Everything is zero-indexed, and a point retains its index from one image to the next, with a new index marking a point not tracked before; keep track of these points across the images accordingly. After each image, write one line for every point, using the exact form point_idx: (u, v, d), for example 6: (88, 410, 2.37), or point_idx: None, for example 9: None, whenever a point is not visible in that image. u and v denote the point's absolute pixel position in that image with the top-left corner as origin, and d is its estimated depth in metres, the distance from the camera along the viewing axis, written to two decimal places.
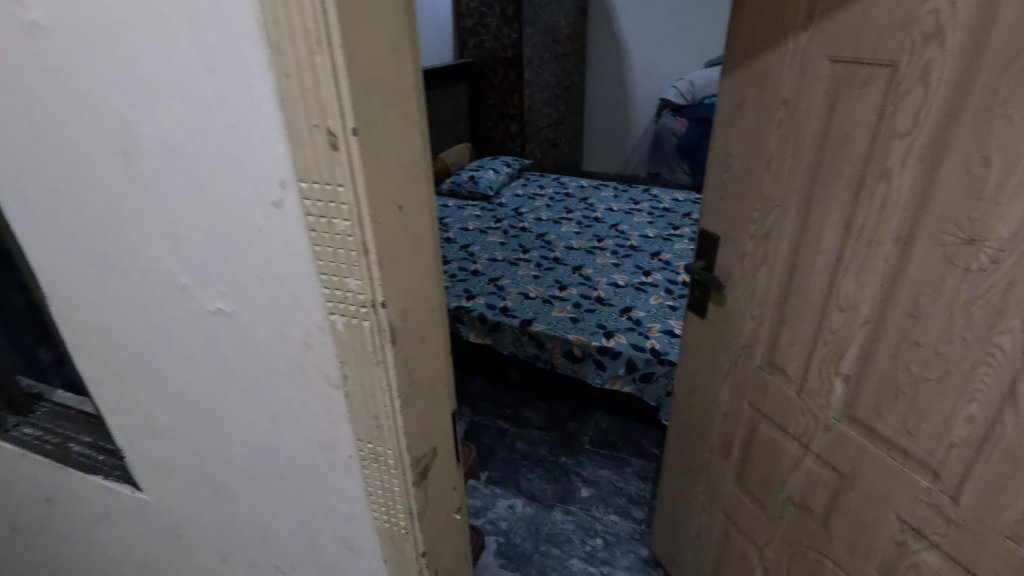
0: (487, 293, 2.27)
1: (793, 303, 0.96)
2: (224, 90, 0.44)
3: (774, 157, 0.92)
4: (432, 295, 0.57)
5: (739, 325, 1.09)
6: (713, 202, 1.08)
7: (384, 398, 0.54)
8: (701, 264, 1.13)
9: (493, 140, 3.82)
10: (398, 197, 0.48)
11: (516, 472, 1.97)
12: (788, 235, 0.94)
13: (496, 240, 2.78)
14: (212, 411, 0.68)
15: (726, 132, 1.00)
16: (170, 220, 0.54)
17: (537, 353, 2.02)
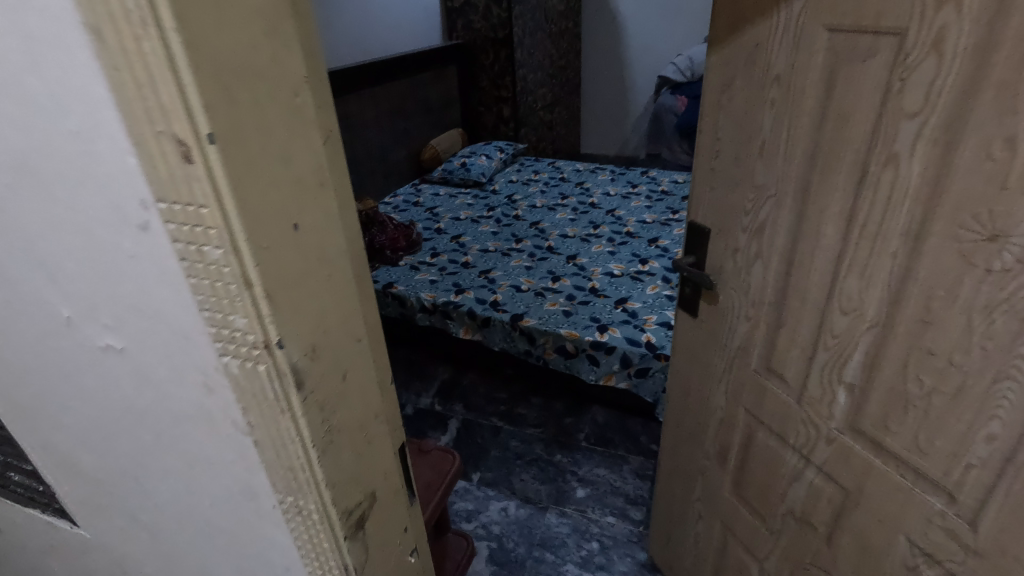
0: (478, 286, 2.18)
1: (790, 303, 0.87)
2: (55, 89, 0.35)
3: (767, 142, 0.82)
4: (355, 323, 0.48)
5: (733, 326, 1.00)
6: (702, 191, 0.98)
7: (297, 448, 0.46)
8: (692, 259, 1.04)
9: (486, 125, 3.70)
10: (291, 212, 0.39)
11: (510, 473, 1.90)
12: (784, 228, 0.84)
13: (488, 230, 2.68)
14: (128, 454, 0.60)
15: (714, 114, 0.90)
16: (37, 245, 0.45)
17: (528, 348, 1.94)
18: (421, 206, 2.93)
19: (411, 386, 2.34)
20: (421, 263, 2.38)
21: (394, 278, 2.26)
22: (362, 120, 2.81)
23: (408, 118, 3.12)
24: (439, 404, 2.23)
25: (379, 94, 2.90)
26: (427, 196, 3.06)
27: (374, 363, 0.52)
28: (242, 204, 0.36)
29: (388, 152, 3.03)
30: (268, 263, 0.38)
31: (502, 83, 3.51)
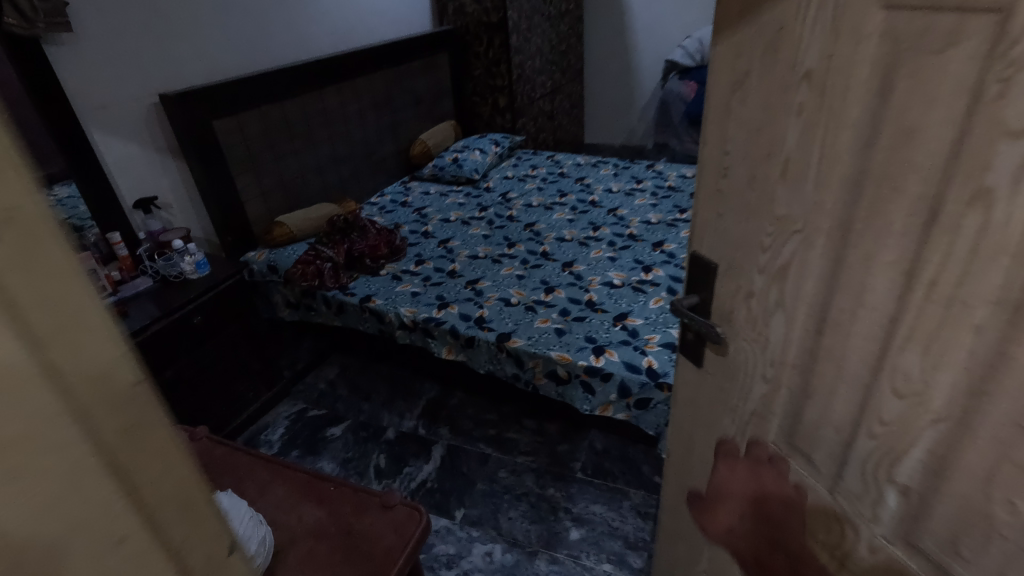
0: (463, 299, 1.98)
1: (823, 371, 0.66)
2: None
3: (795, 161, 0.61)
4: (99, 492, 0.32)
5: (747, 386, 0.79)
6: (707, 217, 0.77)
7: None
8: (694, 299, 0.83)
9: (482, 116, 3.48)
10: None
11: (496, 510, 1.72)
12: (815, 275, 0.63)
13: (480, 233, 2.48)
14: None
15: (721, 121, 0.69)
16: None
17: (516, 372, 1.75)
18: (409, 207, 2.73)
19: (394, 407, 2.16)
20: (404, 272, 2.19)
21: (373, 291, 2.07)
22: (343, 115, 2.60)
23: (395, 111, 2.91)
24: (423, 428, 2.05)
25: (362, 87, 2.68)
26: (416, 195, 2.86)
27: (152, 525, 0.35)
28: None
29: (374, 148, 2.83)
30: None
31: (497, 71, 3.28)
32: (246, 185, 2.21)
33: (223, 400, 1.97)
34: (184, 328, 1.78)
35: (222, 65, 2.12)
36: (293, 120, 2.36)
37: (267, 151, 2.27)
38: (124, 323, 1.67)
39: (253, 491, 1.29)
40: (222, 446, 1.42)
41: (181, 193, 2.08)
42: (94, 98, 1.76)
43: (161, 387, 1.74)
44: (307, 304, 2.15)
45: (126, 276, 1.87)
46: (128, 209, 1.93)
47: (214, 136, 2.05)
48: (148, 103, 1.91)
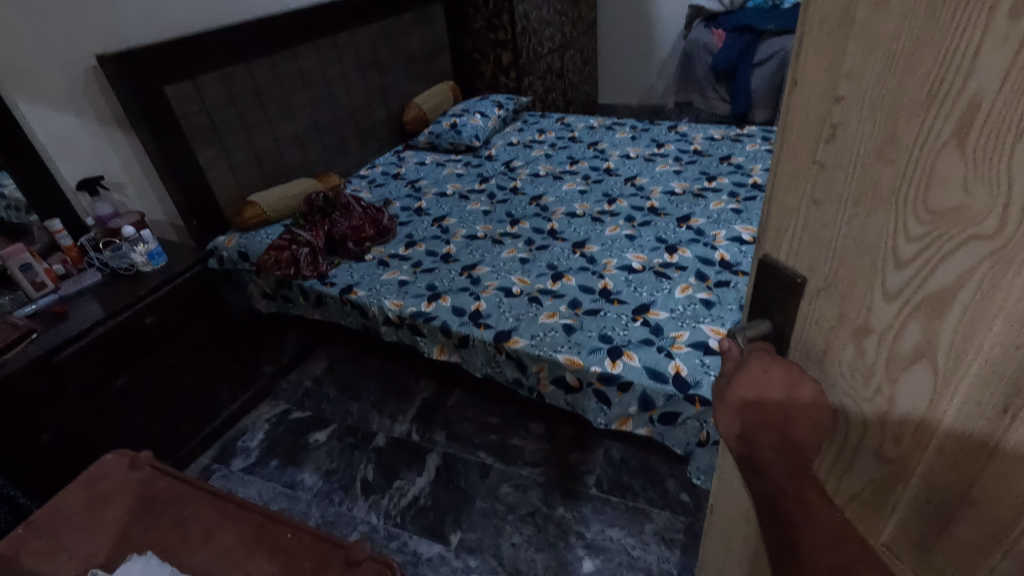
0: (457, 288, 1.72)
1: (1009, 473, 0.43)
2: None
3: (994, 108, 0.34)
4: None
5: (848, 464, 0.55)
6: (790, 207, 0.49)
7: None
8: (764, 327, 0.55)
9: (484, 75, 3.14)
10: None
11: (498, 534, 1.49)
12: (1013, 313, 0.38)
13: (479, 208, 2.19)
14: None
15: (835, 43, 0.40)
16: None
17: (518, 377, 1.50)
18: (402, 179, 2.45)
19: (385, 408, 1.93)
20: (392, 257, 1.92)
21: (355, 280, 1.81)
22: (323, 78, 2.30)
23: (384, 72, 2.60)
24: (417, 433, 1.82)
25: (346, 45, 2.37)
26: (410, 166, 2.57)
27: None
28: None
29: (362, 115, 2.53)
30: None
31: (500, 23, 2.92)
32: (211, 160, 1.94)
33: (190, 407, 1.76)
34: (134, 330, 1.55)
35: (175, 21, 1.83)
36: (264, 85, 2.08)
37: (234, 120, 1.99)
38: (60, 328, 1.44)
39: (197, 538, 1.07)
40: (167, 478, 1.20)
41: (135, 171, 1.83)
42: (16, 61, 1.51)
43: (111, 398, 1.53)
44: (284, 295, 1.91)
45: (71, 270, 1.64)
46: (71, 192, 1.70)
47: (169, 104, 1.77)
48: (87, 66, 1.63)
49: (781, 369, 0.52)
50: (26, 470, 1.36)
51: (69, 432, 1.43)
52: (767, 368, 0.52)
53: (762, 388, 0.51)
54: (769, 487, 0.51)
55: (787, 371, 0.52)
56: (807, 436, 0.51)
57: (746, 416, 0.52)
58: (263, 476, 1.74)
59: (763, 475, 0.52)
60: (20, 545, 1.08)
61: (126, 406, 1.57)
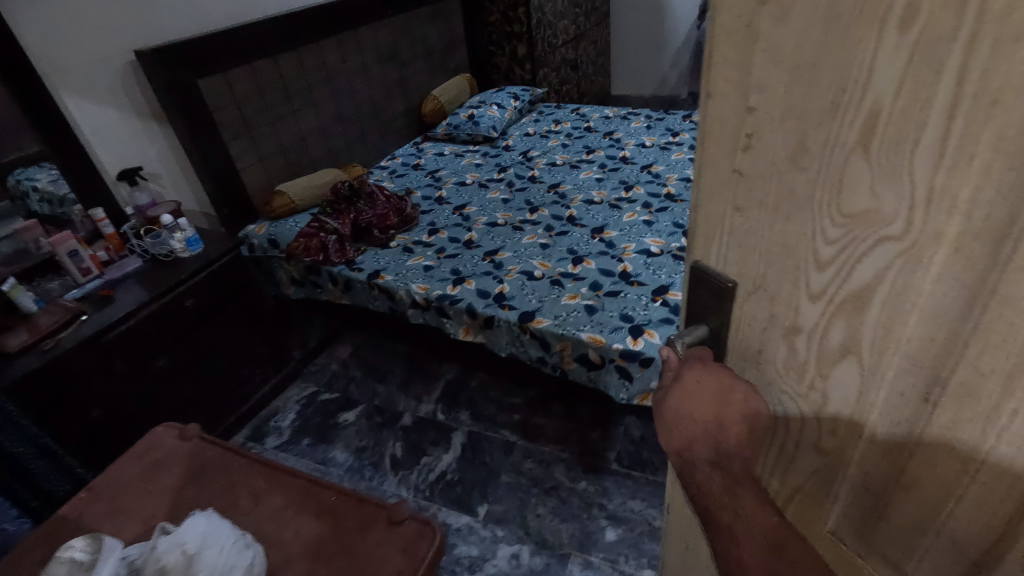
0: (481, 273, 1.78)
1: (933, 458, 0.43)
2: None
3: (893, 115, 0.34)
4: None
5: (792, 456, 0.56)
6: (715, 212, 0.50)
7: None
8: (700, 333, 0.57)
9: (499, 68, 3.20)
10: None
11: (523, 507, 1.55)
12: (925, 309, 0.39)
13: (499, 197, 2.25)
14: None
15: (742, 55, 0.41)
16: None
17: (542, 356, 1.56)
18: (423, 169, 2.52)
19: (411, 389, 1.99)
20: (416, 243, 1.98)
21: (382, 265, 1.88)
22: (345, 71, 2.36)
23: (403, 65, 2.66)
24: (442, 413, 1.88)
25: (367, 39, 2.43)
26: (430, 156, 2.63)
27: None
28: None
29: (382, 108, 2.59)
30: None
31: (515, 16, 2.96)
32: (241, 152, 2.01)
33: (226, 387, 1.83)
34: (174, 312, 1.63)
35: (204, 17, 1.90)
36: (289, 79, 2.14)
37: (261, 113, 2.06)
38: (108, 310, 1.52)
39: (246, 501, 1.14)
40: (216, 448, 1.28)
41: (170, 162, 1.91)
42: (58, 56, 1.57)
43: (155, 377, 1.61)
44: (313, 281, 1.98)
45: (114, 257, 1.72)
46: (112, 182, 1.78)
47: (200, 97, 1.84)
48: (122, 63, 1.71)
49: (712, 379, 0.53)
50: (79, 442, 1.44)
51: (116, 408, 1.51)
52: (699, 379, 0.53)
53: (695, 397, 0.53)
54: (707, 499, 0.51)
55: (718, 379, 0.53)
56: (740, 438, 0.51)
57: (683, 425, 0.53)
58: (296, 453, 1.82)
59: (702, 490, 0.52)
60: (83, 507, 1.15)
61: (168, 385, 1.65)
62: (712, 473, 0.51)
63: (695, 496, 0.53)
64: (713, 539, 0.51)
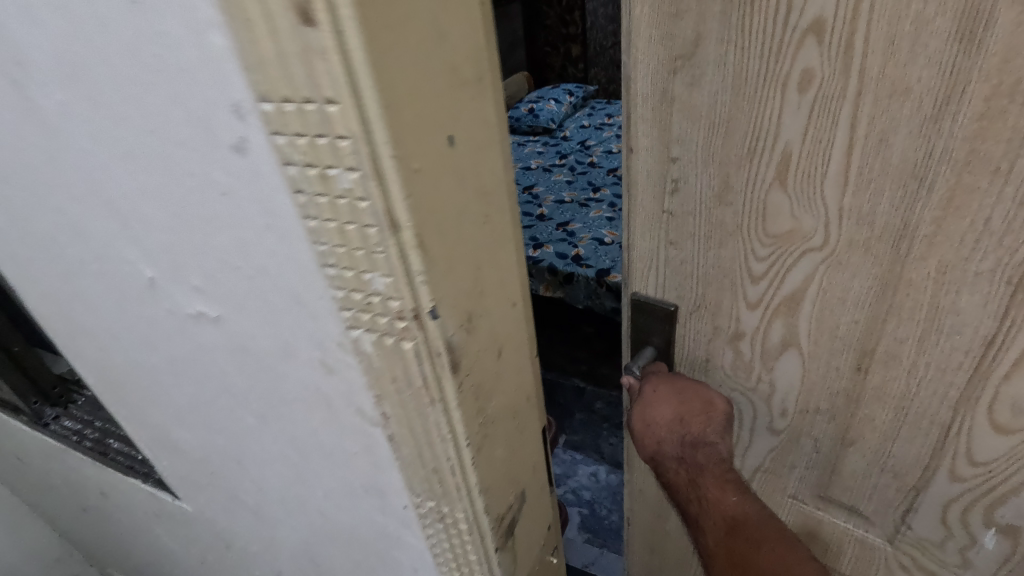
0: (557, 239, 2.03)
1: (873, 413, 0.54)
2: (127, 36, 0.27)
3: (802, 153, 0.44)
4: (507, 293, 0.36)
5: (750, 441, 0.65)
6: (649, 248, 0.57)
7: (444, 445, 0.35)
8: (649, 353, 0.63)
9: (554, 66, 3.47)
10: (437, 65, 0.25)
11: (598, 437, 1.80)
12: (852, 297, 0.49)
13: (563, 178, 2.51)
14: (251, 475, 0.53)
15: (661, 115, 0.48)
16: (128, 214, 0.36)
17: (616, 306, 1.81)
18: None
19: None
20: None
21: None
22: None
23: None
24: None
25: None
26: None
27: (531, 355, 0.40)
28: (365, 23, 0.21)
29: None
30: (387, 111, 0.23)
31: (571, 19, 3.23)
32: None
33: None
34: None
35: None
36: None
37: None
38: None
39: None
40: None
41: None
42: None
43: None
44: None
45: None
46: None
47: None
48: None
49: (666, 386, 0.60)
50: None
51: None
52: (654, 389, 0.60)
53: (656, 402, 0.59)
54: (677, 493, 0.61)
55: (672, 385, 0.60)
56: (702, 426, 0.59)
57: (651, 433, 0.59)
58: None
59: (672, 486, 0.61)
60: None
61: None
62: (680, 469, 0.60)
63: (669, 490, 0.62)
64: (695, 532, 0.60)
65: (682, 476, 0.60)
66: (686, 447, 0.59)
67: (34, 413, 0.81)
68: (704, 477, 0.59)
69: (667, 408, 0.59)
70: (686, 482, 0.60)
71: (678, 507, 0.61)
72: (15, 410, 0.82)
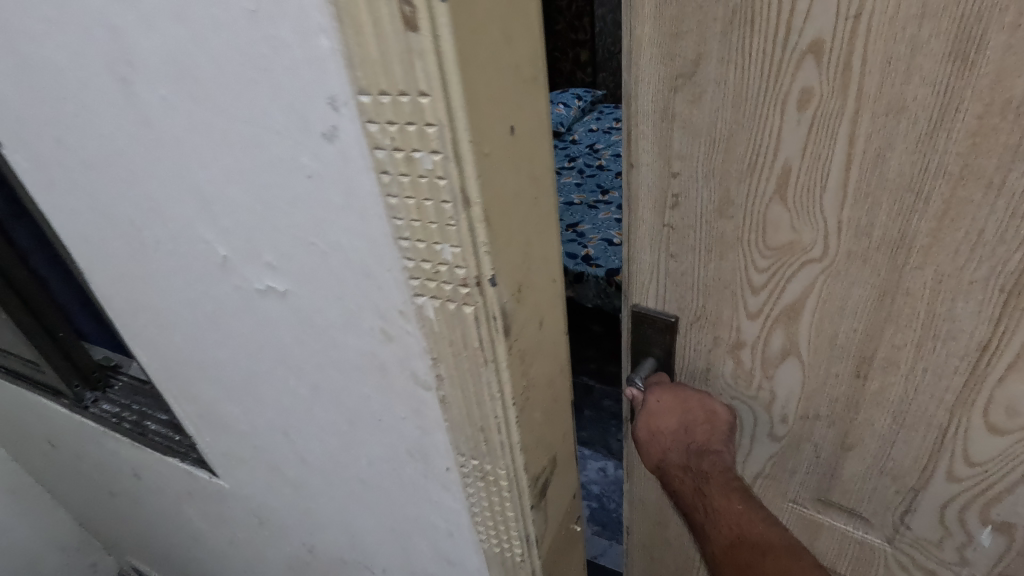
0: (567, 240, 2.08)
1: (873, 418, 0.55)
2: (240, 40, 0.32)
3: (801, 168, 0.46)
4: (550, 269, 0.41)
5: (750, 447, 0.66)
6: (649, 261, 0.58)
7: (492, 403, 0.40)
8: (650, 364, 0.63)
9: (562, 72, 3.53)
10: (504, 71, 0.31)
11: (606, 433, 1.83)
12: (851, 305, 0.50)
13: (572, 181, 2.56)
14: (293, 447, 0.55)
15: (664, 131, 0.49)
16: (213, 197, 0.41)
17: None
18: None
19: None
20: None
21: None
22: None
23: None
24: None
25: None
26: None
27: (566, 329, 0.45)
28: (456, 32, 0.27)
29: None
30: (467, 104, 0.29)
31: (580, 26, 3.30)
32: None
33: None
34: None
35: None
36: None
37: None
38: None
39: None
40: None
41: None
42: None
43: None
44: None
45: None
46: None
47: None
48: None
49: (671, 396, 0.61)
50: None
51: None
52: (660, 399, 0.61)
53: (662, 412, 0.60)
54: (683, 501, 0.59)
55: (678, 395, 0.61)
56: (705, 434, 0.61)
57: (657, 440, 0.60)
58: None
59: (677, 494, 0.60)
60: None
61: None
62: (685, 476, 0.59)
63: (674, 499, 0.60)
64: (701, 541, 0.57)
65: (687, 483, 0.59)
66: (690, 455, 0.60)
67: (74, 396, 0.85)
68: (710, 483, 0.58)
69: (673, 416, 0.60)
70: (692, 488, 0.58)
71: (684, 517, 0.59)
72: (54, 394, 0.86)
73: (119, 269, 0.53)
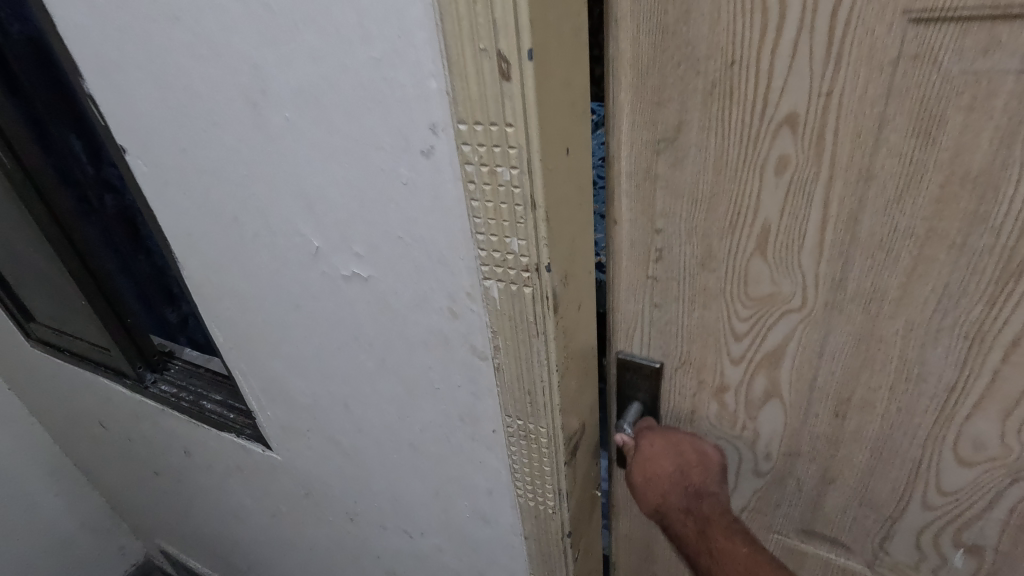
0: None
1: (853, 453, 0.59)
2: (365, 78, 0.41)
3: (780, 227, 0.49)
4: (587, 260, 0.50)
5: (737, 484, 0.69)
6: (633, 310, 0.60)
7: (541, 370, 0.48)
8: (635, 409, 0.66)
9: None
10: (562, 105, 0.41)
11: None
12: (831, 350, 0.54)
13: None
14: (354, 416, 0.64)
15: (646, 191, 0.52)
16: (315, 197, 0.50)
17: None
18: None
19: None
20: None
21: None
22: None
23: None
24: None
25: None
26: None
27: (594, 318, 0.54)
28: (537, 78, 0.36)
29: None
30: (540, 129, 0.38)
31: None
32: None
33: None
34: None
35: None
36: None
37: None
38: None
39: None
40: None
41: None
42: None
43: None
44: None
45: None
46: None
47: None
48: None
49: (663, 440, 0.64)
50: None
51: None
52: (651, 443, 0.63)
53: (655, 456, 0.63)
54: (687, 547, 0.59)
55: (670, 438, 0.64)
56: (700, 475, 0.63)
57: (654, 483, 0.62)
58: None
59: (680, 539, 0.60)
60: None
61: None
62: (686, 519, 0.60)
63: (677, 544, 0.60)
64: None
65: (689, 527, 0.59)
66: (688, 497, 0.61)
67: (138, 376, 0.97)
68: (711, 526, 0.58)
69: (667, 458, 0.63)
70: (693, 532, 0.59)
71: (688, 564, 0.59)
72: (121, 376, 0.98)
73: (213, 258, 0.61)
